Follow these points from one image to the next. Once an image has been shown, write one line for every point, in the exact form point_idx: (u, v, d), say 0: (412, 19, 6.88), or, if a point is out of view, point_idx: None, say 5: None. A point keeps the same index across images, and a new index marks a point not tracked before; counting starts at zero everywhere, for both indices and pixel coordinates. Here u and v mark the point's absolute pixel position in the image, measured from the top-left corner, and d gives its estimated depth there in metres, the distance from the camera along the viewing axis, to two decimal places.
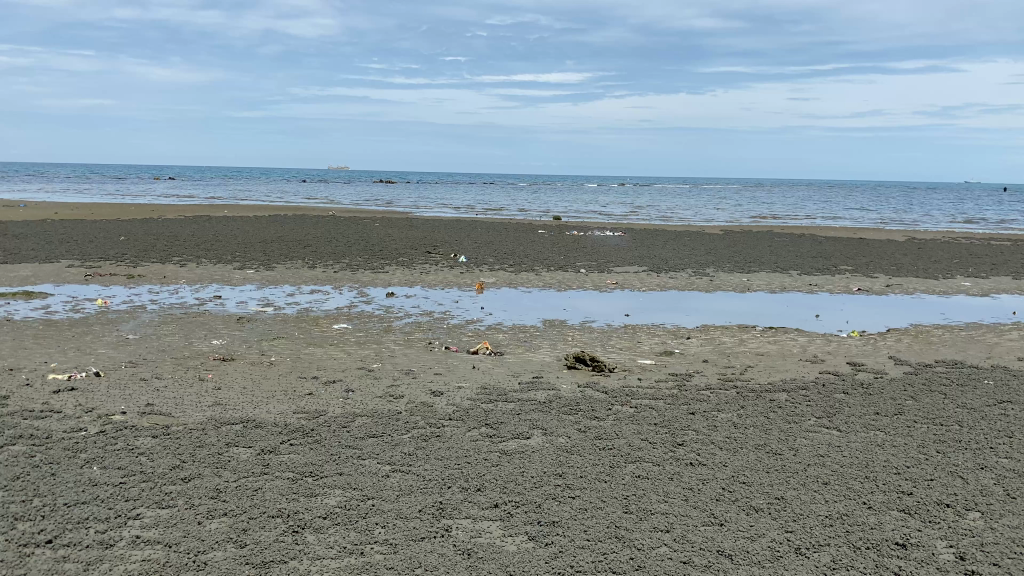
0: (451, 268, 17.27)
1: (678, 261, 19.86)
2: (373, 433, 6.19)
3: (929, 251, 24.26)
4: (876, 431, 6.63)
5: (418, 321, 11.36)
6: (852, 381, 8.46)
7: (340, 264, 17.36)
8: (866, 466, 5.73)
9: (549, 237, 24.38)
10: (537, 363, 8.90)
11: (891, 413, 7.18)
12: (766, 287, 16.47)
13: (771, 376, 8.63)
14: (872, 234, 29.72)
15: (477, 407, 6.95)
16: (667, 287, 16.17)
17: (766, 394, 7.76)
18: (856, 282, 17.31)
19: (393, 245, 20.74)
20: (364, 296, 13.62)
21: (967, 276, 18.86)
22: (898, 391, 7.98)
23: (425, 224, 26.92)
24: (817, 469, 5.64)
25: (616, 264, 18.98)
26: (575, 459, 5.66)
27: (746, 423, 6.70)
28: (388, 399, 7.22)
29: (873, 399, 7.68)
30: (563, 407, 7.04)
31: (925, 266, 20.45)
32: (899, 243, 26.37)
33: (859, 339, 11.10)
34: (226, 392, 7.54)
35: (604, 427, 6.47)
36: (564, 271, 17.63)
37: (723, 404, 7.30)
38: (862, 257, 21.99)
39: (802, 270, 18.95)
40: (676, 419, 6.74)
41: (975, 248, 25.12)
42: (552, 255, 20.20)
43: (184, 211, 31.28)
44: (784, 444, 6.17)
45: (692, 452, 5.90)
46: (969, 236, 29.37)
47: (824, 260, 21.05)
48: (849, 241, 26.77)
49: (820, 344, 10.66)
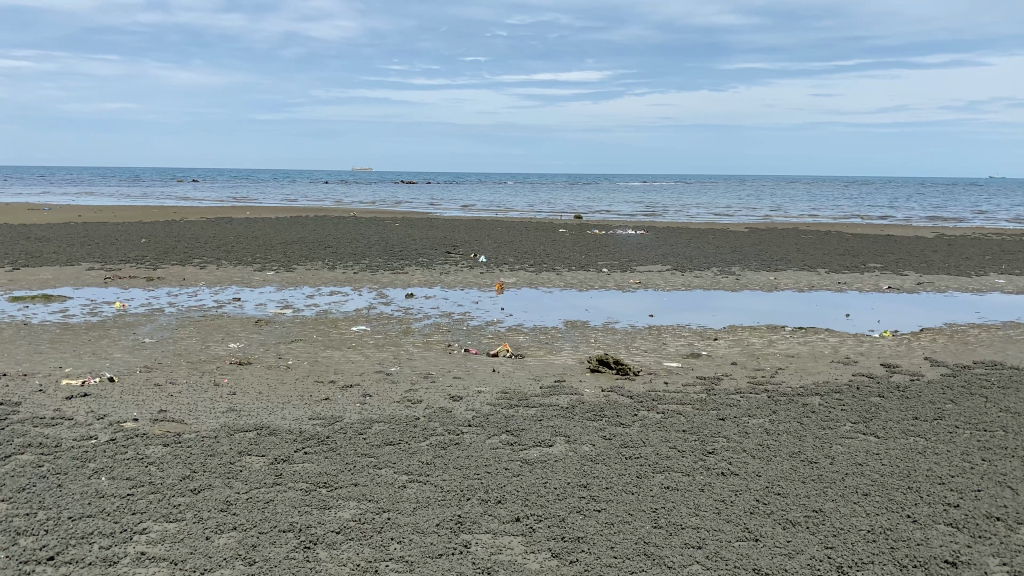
0: (471, 269, 17.03)
1: (702, 260, 19.48)
2: (390, 440, 5.97)
3: (959, 247, 23.72)
4: (916, 437, 6.31)
5: (438, 323, 11.13)
6: (887, 384, 8.14)
7: (360, 265, 17.20)
8: (907, 475, 5.43)
9: (571, 236, 24.10)
10: (560, 367, 8.66)
11: (931, 418, 6.86)
12: (793, 286, 16.11)
13: (803, 379, 8.34)
14: (900, 231, 29.15)
15: (498, 413, 6.72)
16: (691, 287, 15.85)
17: (798, 399, 7.46)
18: (887, 280, 16.88)
19: (413, 246, 20.57)
20: (383, 297, 13.44)
21: (1000, 272, 18.37)
22: (936, 394, 7.65)
23: (445, 223, 26.75)
24: (855, 479, 5.35)
25: (640, 263, 18.65)
26: (599, 469, 5.42)
27: (779, 430, 6.42)
28: (406, 404, 7.00)
29: (911, 403, 7.36)
30: (587, 413, 6.78)
31: (956, 263, 19.95)
32: (928, 239, 25.77)
33: (892, 339, 10.75)
34: (242, 397, 7.36)
35: (629, 434, 6.21)
36: (586, 271, 17.38)
37: (754, 410, 7.01)
38: (891, 254, 21.49)
39: (829, 268, 18.52)
40: (705, 426, 6.47)
41: (1008, 245, 24.52)
42: (574, 254, 19.94)
43: (206, 213, 31.34)
44: (820, 452, 5.88)
45: (723, 461, 5.64)
46: (1000, 233, 28.71)
47: (852, 257, 20.60)
48: (876, 238, 26.20)
49: (851, 345, 10.30)
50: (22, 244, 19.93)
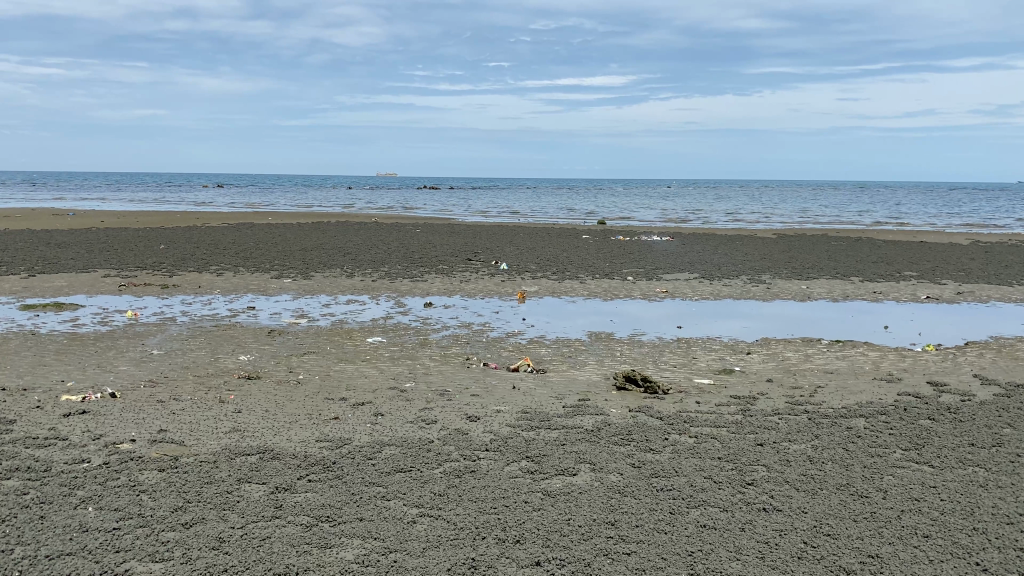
0: (492, 277, 16.58)
1: (730, 268, 18.91)
2: (401, 467, 5.53)
3: (997, 254, 22.92)
4: (975, 468, 5.76)
5: (456, 334, 10.69)
6: (936, 404, 7.56)
7: (379, 272, 16.85)
8: (971, 513, 4.88)
9: (595, 242, 23.61)
10: (584, 384, 8.17)
11: (988, 445, 6.29)
12: (826, 296, 15.50)
13: (845, 399, 7.77)
14: (933, 238, 28.36)
15: (519, 436, 6.25)
16: (719, 295, 15.30)
17: (841, 421, 6.92)
18: (925, 290, 16.21)
19: (433, 252, 20.20)
20: (401, 306, 13.03)
21: None
22: (992, 418, 7.07)
23: (467, 229, 26.39)
24: (913, 517, 4.81)
25: (665, 271, 18.12)
26: (627, 503, 4.94)
27: (823, 458, 5.89)
28: (419, 425, 6.55)
29: (965, 427, 6.79)
30: (614, 437, 6.30)
31: (996, 271, 19.19)
32: (963, 246, 24.98)
33: (936, 354, 10.14)
34: (247, 416, 6.95)
35: (660, 462, 5.72)
36: (611, 279, 16.89)
37: (794, 434, 6.49)
38: (927, 262, 20.77)
39: (864, 277, 17.87)
40: (743, 453, 5.96)
41: None
42: (597, 261, 19.44)
43: (227, 218, 31.26)
44: (871, 484, 5.35)
45: (765, 494, 5.13)
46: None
47: (886, 265, 19.92)
48: (909, 244, 25.48)
49: (893, 360, 9.71)
50: (41, 250, 19.82)
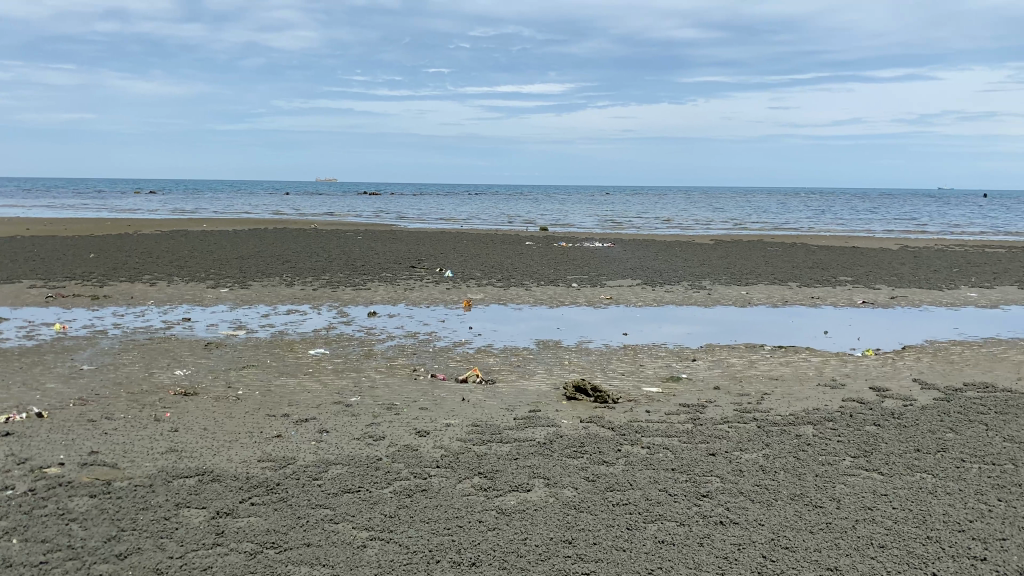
0: (435, 284, 16.39)
1: (672, 274, 19.05)
2: (349, 487, 5.33)
3: (925, 259, 23.64)
4: (923, 474, 5.82)
5: (401, 345, 10.47)
6: (881, 410, 7.65)
7: (319, 281, 16.48)
8: (923, 522, 4.91)
9: (538, 249, 23.58)
10: (534, 394, 8.06)
11: (933, 450, 6.38)
12: (767, 301, 15.72)
13: (792, 405, 7.83)
14: (865, 243, 29.13)
15: (470, 451, 6.09)
16: (663, 302, 15.38)
17: (790, 429, 6.95)
18: (860, 294, 16.57)
19: (376, 260, 19.89)
20: (343, 316, 12.75)
21: (969, 285, 18.22)
22: (935, 423, 7.18)
23: (409, 236, 26.10)
24: (868, 527, 4.82)
25: (609, 277, 18.17)
26: (584, 519, 4.83)
27: (776, 467, 5.89)
28: (366, 441, 6.35)
29: (910, 432, 6.89)
30: (567, 449, 6.19)
31: (925, 276, 19.76)
32: (893, 251, 25.71)
33: (875, 358, 10.33)
34: (184, 435, 6.64)
35: (614, 475, 5.63)
36: (555, 286, 16.84)
37: (746, 442, 6.49)
38: (859, 267, 21.28)
39: (801, 282, 18.20)
40: (697, 463, 5.92)
41: (972, 256, 24.49)
42: (542, 268, 19.42)
43: (161, 225, 30.33)
44: (824, 494, 5.35)
45: (721, 507, 5.08)
46: (961, 244, 28.80)
47: (822, 270, 20.35)
48: (842, 250, 26.11)
49: (835, 366, 9.84)
50: None
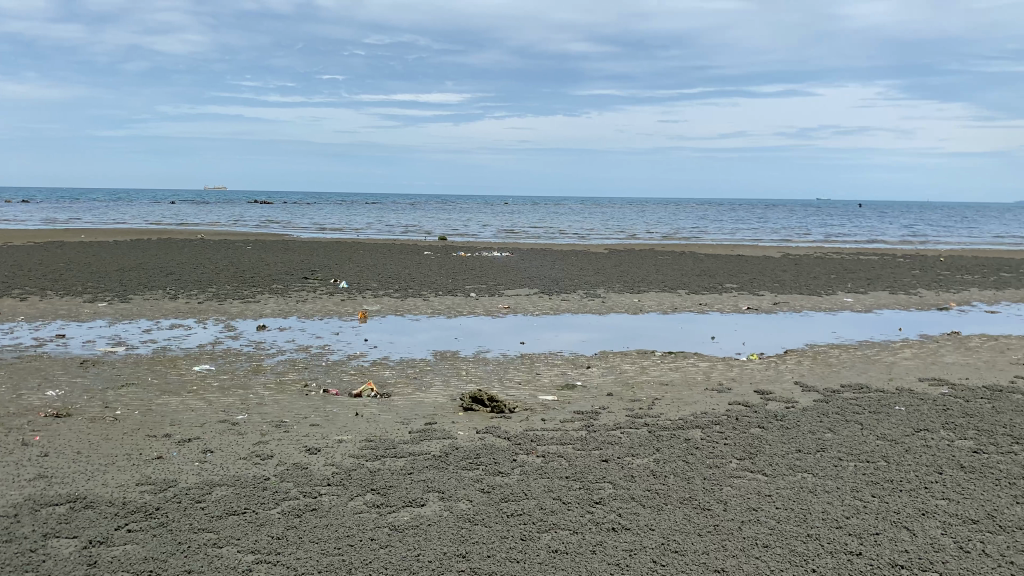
0: (329, 296, 16.05)
1: (567, 282, 19.30)
2: (234, 509, 5.12)
3: (805, 266, 24.81)
4: (804, 474, 6.06)
5: (292, 359, 10.18)
6: (765, 412, 7.94)
7: (207, 294, 15.88)
8: (804, 520, 5.11)
9: (435, 258, 23.46)
10: (429, 407, 7.97)
11: (813, 450, 6.66)
12: (658, 308, 16.12)
13: (682, 410, 8.03)
14: (750, 251, 30.33)
15: (363, 467, 5.96)
16: (559, 310, 15.54)
17: (680, 433, 7.12)
18: (745, 301, 17.21)
19: (267, 271, 19.33)
20: (231, 330, 12.30)
21: (844, 291, 19.21)
22: (814, 423, 7.50)
23: (302, 247, 25.51)
24: (753, 527, 4.97)
25: (506, 287, 18.25)
26: (477, 532, 4.79)
27: (666, 471, 6.01)
28: (253, 461, 6.12)
29: (791, 433, 7.17)
30: (462, 461, 6.15)
31: (805, 282, 20.73)
32: (776, 259, 26.87)
33: (760, 362, 10.72)
34: (55, 460, 6.24)
35: (509, 485, 5.62)
36: (452, 296, 16.77)
37: (637, 448, 6.60)
38: (744, 275, 22.13)
39: (690, 289, 18.76)
40: (590, 470, 5.98)
41: (847, 263, 25.87)
42: (438, 278, 19.30)
43: (34, 236, 28.58)
44: (712, 496, 5.49)
45: (613, 513, 5.14)
46: (837, 252, 30.38)
47: (710, 278, 21.04)
48: (729, 258, 27.10)
49: (723, 370, 10.16)
50: None
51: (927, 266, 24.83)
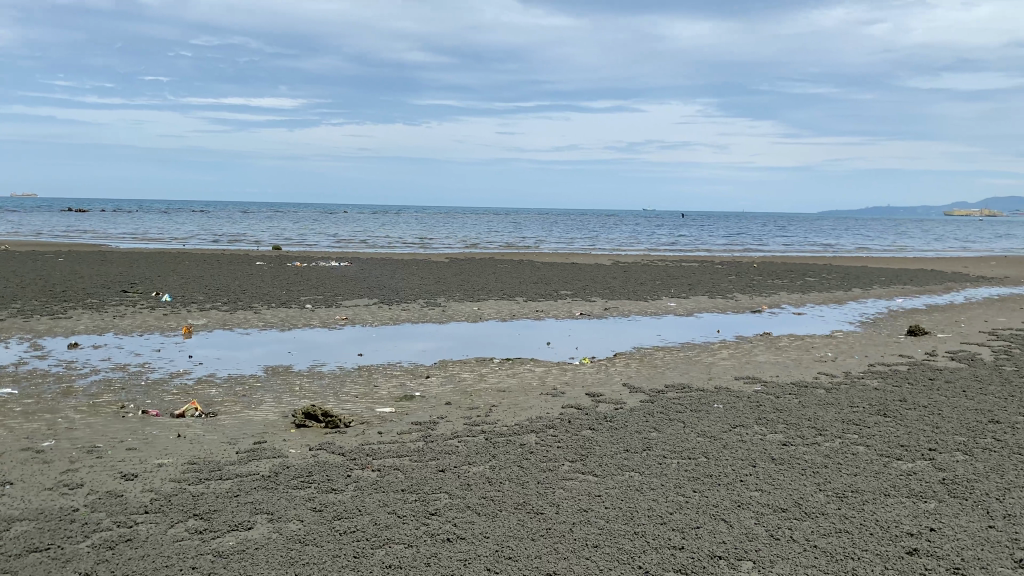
0: (152, 310, 15.11)
1: (406, 292, 19.18)
2: (36, 546, 4.68)
3: (634, 273, 25.96)
4: (632, 473, 6.31)
5: (108, 379, 9.49)
6: (595, 415, 8.21)
7: (10, 311, 14.52)
8: (631, 518, 5.31)
9: (268, 269, 22.65)
10: (259, 425, 7.66)
11: (640, 449, 6.95)
12: (496, 316, 16.33)
13: (517, 416, 8.15)
14: (583, 259, 31.40)
15: (185, 492, 5.63)
16: (397, 320, 15.41)
17: (515, 439, 7.23)
18: (578, 307, 17.76)
19: (81, 285, 17.94)
20: (37, 350, 11.30)
21: (670, 296, 20.26)
22: (641, 423, 7.83)
23: (122, 258, 23.91)
24: (583, 528, 5.11)
25: (343, 297, 17.89)
26: (308, 553, 4.64)
27: (501, 478, 6.08)
28: (60, 492, 5.64)
29: (621, 434, 7.44)
30: (293, 480, 5.94)
31: (634, 288, 21.68)
32: (607, 266, 27.96)
33: (592, 366, 11.09)
34: None
35: (342, 502, 5.49)
36: (286, 307, 16.25)
37: (473, 456, 6.64)
38: (578, 282, 22.87)
39: (526, 297, 19.16)
40: (426, 481, 5.95)
41: (672, 270, 27.31)
42: (272, 289, 18.67)
43: None
44: (545, 500, 5.60)
45: (448, 523, 5.13)
46: (664, 259, 32.05)
47: (546, 285, 21.57)
48: (563, 265, 27.91)
49: (557, 375, 10.42)
50: None
51: (742, 272, 26.66)
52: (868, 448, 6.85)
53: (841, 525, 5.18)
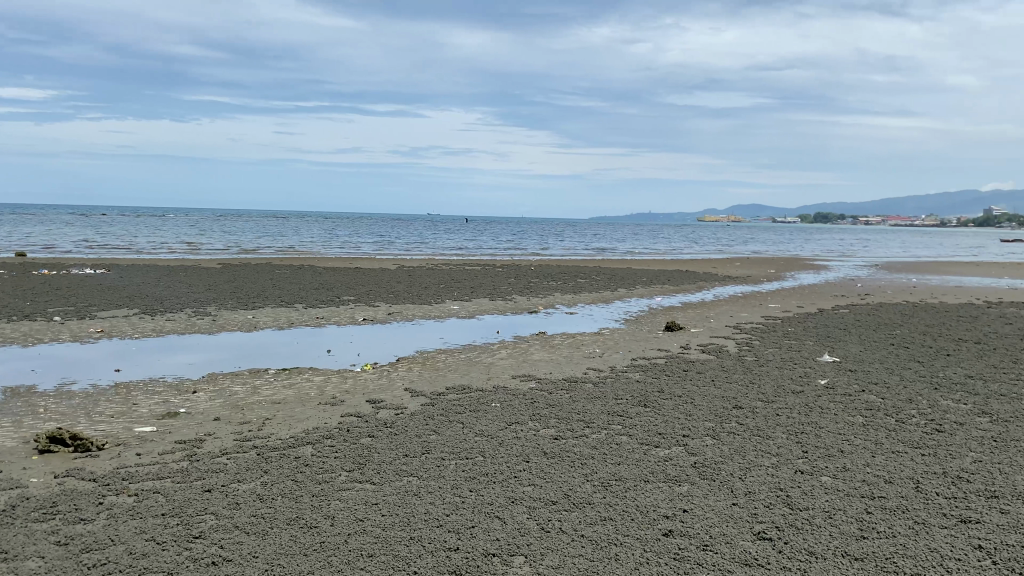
0: None
1: (174, 301, 17.96)
2: None
3: (417, 277, 26.05)
4: (409, 477, 6.30)
5: None
6: (374, 421, 8.13)
7: None
8: (407, 523, 5.30)
9: (10, 278, 20.29)
10: None
11: (418, 453, 6.97)
12: (273, 324, 15.71)
13: (293, 428, 7.88)
14: (366, 263, 31.09)
15: None
16: (163, 331, 14.39)
17: (289, 452, 6.98)
18: (360, 312, 17.54)
19: None
20: None
21: (452, 299, 20.55)
22: (420, 427, 7.86)
23: None
24: (359, 538, 5.04)
25: (101, 308, 16.42)
26: None
27: (274, 493, 5.85)
28: None
29: (399, 439, 7.42)
30: (34, 513, 5.35)
31: (417, 292, 21.76)
32: (390, 271, 27.85)
33: (373, 372, 10.98)
34: None
35: (92, 533, 5.02)
36: (31, 321, 14.64)
37: (244, 473, 6.33)
38: (360, 287, 22.57)
39: (306, 303, 18.61)
40: (190, 503, 5.59)
41: (454, 273, 27.72)
42: (14, 300, 16.74)
43: None
44: (319, 513, 5.46)
45: (213, 546, 4.86)
46: (446, 263, 32.52)
47: (327, 291, 21.08)
48: (346, 270, 27.45)
49: (336, 383, 10.21)
50: None
51: (521, 275, 27.61)
52: (630, 438, 7.33)
53: (606, 514, 5.47)
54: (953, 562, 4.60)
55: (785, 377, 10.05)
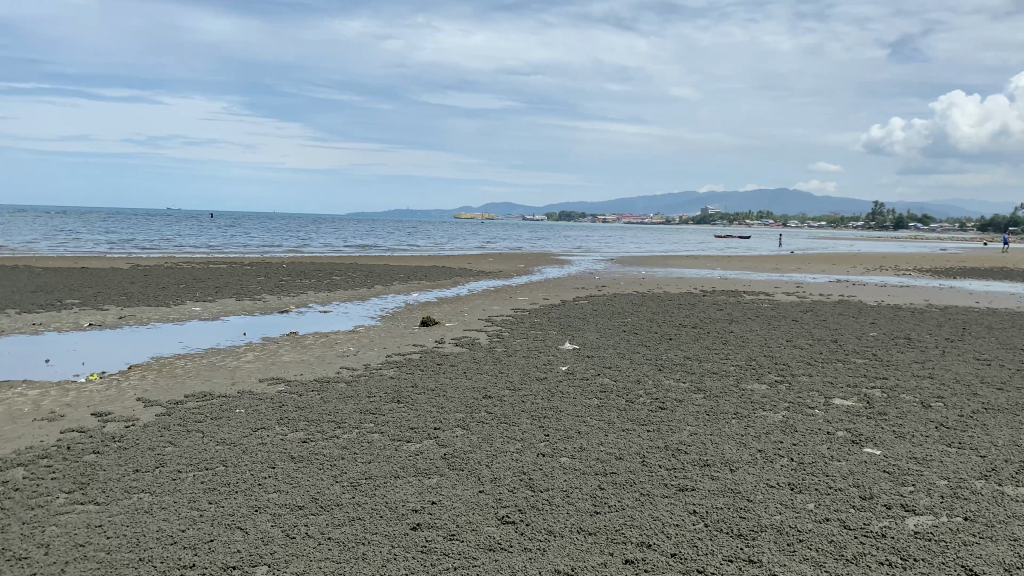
0: None
1: None
2: None
3: (155, 277, 24.19)
4: (141, 494, 5.85)
5: None
6: (100, 436, 7.45)
7: None
8: (136, 544, 4.92)
9: None
10: None
11: (152, 467, 6.48)
12: None
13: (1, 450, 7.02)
14: (95, 263, 28.34)
15: None
16: None
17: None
18: (87, 317, 15.95)
19: None
20: None
21: (195, 300, 19.31)
22: (154, 439, 7.32)
23: None
24: (78, 567, 4.59)
25: None
26: None
27: None
28: None
29: (130, 454, 6.86)
30: None
31: (155, 293, 20.20)
32: (124, 271, 25.62)
33: (101, 382, 10.05)
34: None
35: None
36: None
37: None
38: (87, 288, 20.52)
39: (20, 308, 16.59)
40: None
41: (197, 272, 26.07)
42: None
43: None
44: (29, 543, 4.91)
45: None
46: (189, 261, 30.48)
47: (46, 294, 18.93)
48: (71, 271, 24.84)
49: (56, 396, 9.22)
50: None
51: (272, 273, 26.55)
52: (381, 435, 7.31)
53: (353, 513, 5.36)
54: (673, 527, 4.98)
55: (531, 366, 10.57)
